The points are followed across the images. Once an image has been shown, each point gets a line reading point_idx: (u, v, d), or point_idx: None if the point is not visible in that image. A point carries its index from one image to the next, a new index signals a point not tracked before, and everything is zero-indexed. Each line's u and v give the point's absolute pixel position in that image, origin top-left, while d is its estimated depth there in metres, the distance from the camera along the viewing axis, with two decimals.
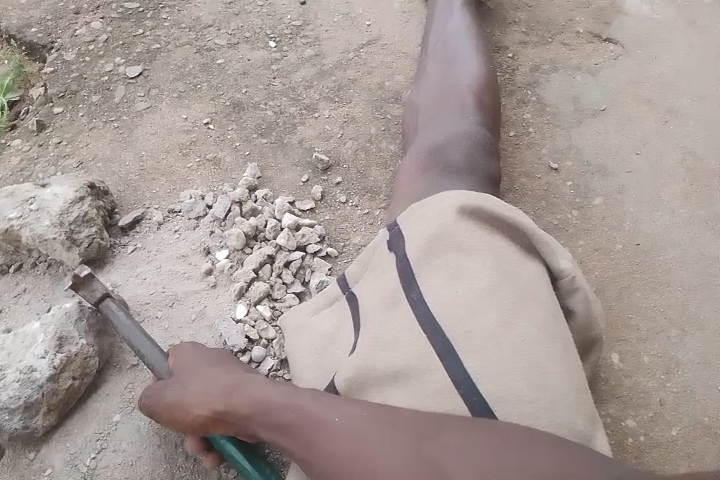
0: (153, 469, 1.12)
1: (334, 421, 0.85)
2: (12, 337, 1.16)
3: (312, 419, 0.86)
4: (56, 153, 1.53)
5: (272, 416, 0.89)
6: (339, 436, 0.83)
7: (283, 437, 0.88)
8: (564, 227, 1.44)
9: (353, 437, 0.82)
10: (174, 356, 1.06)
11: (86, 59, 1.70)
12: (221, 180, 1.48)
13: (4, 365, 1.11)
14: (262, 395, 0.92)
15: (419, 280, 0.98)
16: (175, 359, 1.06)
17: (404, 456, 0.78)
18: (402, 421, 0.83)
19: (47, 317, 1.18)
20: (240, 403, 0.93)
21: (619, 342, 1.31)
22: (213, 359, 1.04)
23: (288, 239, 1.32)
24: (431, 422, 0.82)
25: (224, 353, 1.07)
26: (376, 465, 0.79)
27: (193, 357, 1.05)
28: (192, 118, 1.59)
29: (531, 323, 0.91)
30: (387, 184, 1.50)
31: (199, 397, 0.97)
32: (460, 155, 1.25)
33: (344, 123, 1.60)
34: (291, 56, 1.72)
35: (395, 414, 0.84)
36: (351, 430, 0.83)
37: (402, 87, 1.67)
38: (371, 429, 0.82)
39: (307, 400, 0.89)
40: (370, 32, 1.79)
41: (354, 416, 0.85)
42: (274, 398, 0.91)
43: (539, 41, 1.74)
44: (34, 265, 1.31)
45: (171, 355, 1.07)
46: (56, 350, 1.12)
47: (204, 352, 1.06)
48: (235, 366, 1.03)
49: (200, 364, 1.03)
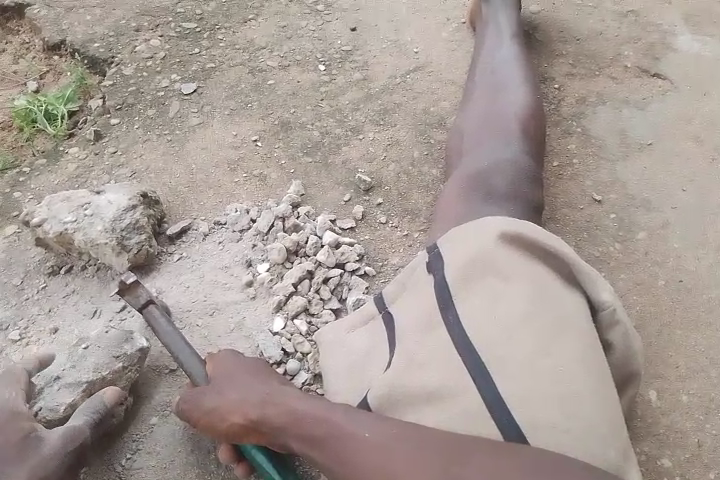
0: (184, 474, 1.14)
1: (366, 437, 0.86)
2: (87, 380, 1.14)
3: (344, 433, 0.87)
4: (111, 162, 1.60)
5: (305, 429, 0.91)
6: (371, 451, 0.84)
7: (315, 452, 0.89)
8: (605, 259, 1.43)
9: (385, 452, 0.83)
10: (211, 362, 1.09)
11: (144, 74, 1.78)
12: (266, 196, 1.52)
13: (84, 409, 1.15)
14: (297, 407, 0.94)
15: (457, 302, 0.99)
16: (213, 365, 1.08)
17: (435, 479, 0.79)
18: (433, 438, 0.83)
19: (115, 360, 1.16)
20: (275, 412, 0.95)
21: (657, 379, 1.28)
22: (249, 367, 1.06)
23: (328, 256, 1.34)
24: (464, 439, 0.82)
25: (260, 361, 1.09)
26: None
27: (229, 363, 1.07)
28: (241, 135, 1.64)
29: (567, 352, 0.91)
30: (428, 207, 1.51)
31: (234, 404, 0.99)
32: (503, 182, 1.26)
33: (388, 146, 1.62)
34: (339, 79, 1.77)
35: (426, 430, 0.85)
36: (382, 447, 0.84)
37: (447, 113, 1.69)
38: (404, 444, 0.83)
39: (340, 414, 0.90)
40: (417, 59, 1.82)
41: (384, 433, 0.86)
42: (308, 410, 0.92)
43: (587, 74, 1.75)
44: (83, 268, 1.36)
45: (208, 360, 1.10)
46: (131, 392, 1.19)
47: (240, 359, 1.08)
48: (271, 376, 1.05)
49: (236, 372, 1.05)
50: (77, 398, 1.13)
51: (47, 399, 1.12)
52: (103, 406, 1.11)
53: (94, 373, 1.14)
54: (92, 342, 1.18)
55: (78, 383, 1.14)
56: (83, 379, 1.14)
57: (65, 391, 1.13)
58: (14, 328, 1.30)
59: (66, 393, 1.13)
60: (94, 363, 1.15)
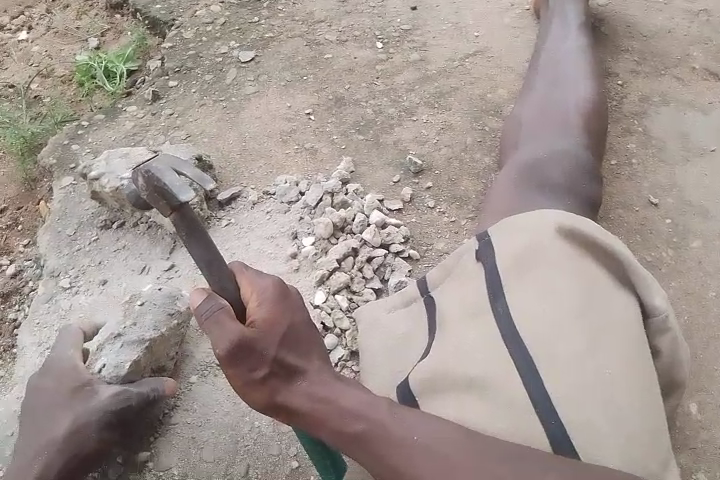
0: (220, 435, 1.17)
1: (413, 440, 0.83)
2: (141, 338, 1.15)
3: (389, 432, 0.84)
4: (166, 124, 1.62)
5: (348, 425, 0.85)
6: (419, 457, 0.81)
7: (356, 449, 0.85)
8: (656, 264, 1.40)
9: (433, 461, 0.81)
10: (253, 300, 0.87)
11: (203, 39, 1.79)
12: (315, 170, 1.52)
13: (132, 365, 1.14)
14: (341, 399, 0.87)
15: (507, 294, 0.98)
16: (255, 308, 0.86)
17: None
18: (482, 445, 0.81)
19: (163, 317, 1.19)
20: (316, 399, 0.87)
21: (699, 391, 1.26)
22: (293, 321, 0.88)
23: (373, 236, 1.35)
24: (519, 449, 0.81)
25: (303, 310, 0.90)
26: None
27: (268, 315, 0.86)
28: (295, 108, 1.65)
29: (617, 357, 0.90)
30: (478, 196, 1.50)
31: (274, 377, 0.86)
32: (561, 176, 1.24)
33: (441, 130, 1.61)
34: (397, 58, 1.75)
35: (473, 434, 0.83)
36: (432, 452, 0.81)
37: (504, 101, 1.66)
38: (454, 451, 0.81)
39: (385, 412, 0.86)
40: (477, 43, 1.79)
41: (436, 435, 0.83)
42: (350, 403, 0.87)
43: (652, 72, 1.69)
44: (134, 225, 1.40)
45: (247, 292, 0.87)
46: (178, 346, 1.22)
47: (284, 306, 0.88)
48: (312, 335, 0.91)
49: (281, 331, 0.86)
50: (131, 356, 1.14)
51: (108, 356, 1.14)
52: (159, 388, 1.12)
53: (153, 330, 1.16)
54: (150, 300, 1.20)
55: (139, 341, 1.15)
56: (144, 338, 1.15)
57: (127, 348, 1.14)
58: (65, 276, 1.35)
59: (128, 350, 1.14)
60: (152, 323, 1.17)
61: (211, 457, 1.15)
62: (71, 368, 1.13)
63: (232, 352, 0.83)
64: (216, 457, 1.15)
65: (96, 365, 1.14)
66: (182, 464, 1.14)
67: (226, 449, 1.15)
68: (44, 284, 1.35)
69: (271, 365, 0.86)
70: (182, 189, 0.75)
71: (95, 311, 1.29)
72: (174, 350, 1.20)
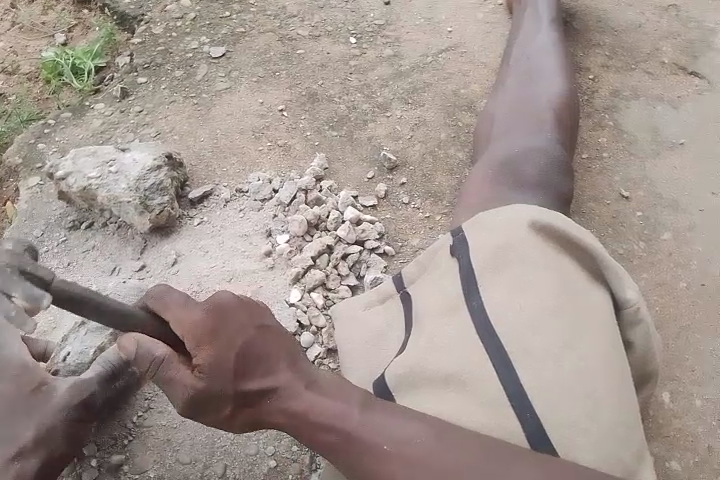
0: (195, 436, 1.15)
1: (386, 446, 0.83)
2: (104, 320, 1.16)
3: (364, 438, 0.85)
4: (136, 121, 1.59)
5: (324, 436, 0.86)
6: (396, 461, 0.82)
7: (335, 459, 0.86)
8: (629, 257, 1.42)
9: (406, 462, 0.82)
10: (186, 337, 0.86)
11: (173, 34, 1.76)
12: (289, 167, 1.51)
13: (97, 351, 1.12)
14: (314, 413, 0.87)
15: (482, 286, 0.98)
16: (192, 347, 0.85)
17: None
18: (452, 441, 0.82)
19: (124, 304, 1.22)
20: (288, 416, 0.88)
21: (671, 380, 1.28)
22: (240, 346, 0.87)
23: (348, 232, 1.34)
24: (489, 440, 0.82)
25: (248, 329, 0.88)
26: None
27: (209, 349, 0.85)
28: (268, 104, 1.63)
29: (590, 348, 0.91)
30: (452, 191, 1.50)
31: (243, 402, 0.87)
32: (534, 170, 1.24)
33: (415, 125, 1.60)
34: (370, 53, 1.74)
35: (443, 429, 0.84)
36: (408, 452, 0.82)
37: (477, 96, 1.67)
38: (426, 449, 0.82)
39: (356, 417, 0.86)
40: (450, 38, 1.79)
41: (411, 434, 0.83)
42: (321, 415, 0.87)
43: (622, 67, 1.71)
44: (104, 225, 1.37)
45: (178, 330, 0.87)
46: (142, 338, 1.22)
47: (223, 337, 0.86)
48: (270, 341, 0.90)
49: (231, 358, 0.85)
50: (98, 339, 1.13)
51: (74, 345, 1.12)
52: None
53: None
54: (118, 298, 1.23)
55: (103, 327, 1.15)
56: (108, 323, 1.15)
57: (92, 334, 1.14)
58: None
59: (93, 338, 1.13)
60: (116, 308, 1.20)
61: (187, 458, 1.13)
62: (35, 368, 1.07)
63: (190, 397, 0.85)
64: (192, 459, 1.13)
65: (61, 354, 1.11)
66: (157, 466, 1.12)
67: (201, 450, 1.14)
68: None
69: (235, 397, 0.86)
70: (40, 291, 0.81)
71: (63, 316, 1.24)
72: None
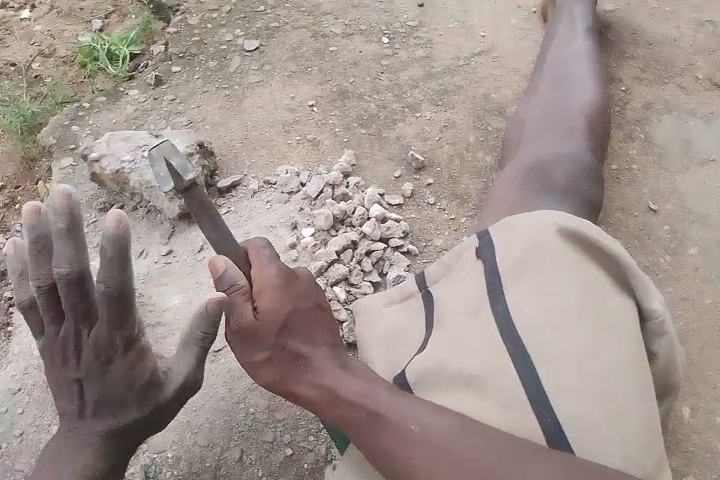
0: (213, 421, 1.16)
1: (411, 430, 0.83)
2: None
3: (389, 421, 0.84)
4: (169, 109, 1.62)
5: (349, 414, 0.87)
6: (417, 447, 0.82)
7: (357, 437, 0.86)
8: (654, 269, 1.41)
9: (427, 448, 0.82)
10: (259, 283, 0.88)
11: (208, 26, 1.79)
12: (317, 161, 1.52)
13: None
14: (344, 390, 0.88)
15: (506, 289, 0.98)
16: (260, 294, 0.88)
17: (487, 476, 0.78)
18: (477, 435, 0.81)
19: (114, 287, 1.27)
20: (319, 387, 0.89)
21: (692, 396, 1.28)
22: (297, 307, 0.90)
23: (373, 229, 1.35)
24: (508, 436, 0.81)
25: (308, 294, 0.92)
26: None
27: (276, 301, 0.88)
28: (298, 99, 1.64)
29: (614, 355, 0.91)
30: (479, 194, 1.50)
31: (279, 357, 0.89)
32: (563, 176, 1.24)
33: (444, 127, 1.61)
34: (402, 54, 1.75)
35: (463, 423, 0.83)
36: (430, 440, 0.82)
37: (508, 101, 1.67)
38: (447, 439, 0.81)
39: (383, 401, 0.86)
40: (483, 42, 1.79)
41: (434, 424, 0.83)
42: (351, 391, 0.88)
43: (655, 79, 1.71)
44: (134, 209, 1.39)
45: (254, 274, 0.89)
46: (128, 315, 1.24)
47: (289, 294, 0.89)
48: (321, 317, 0.93)
49: (286, 314, 0.88)
50: None
51: None
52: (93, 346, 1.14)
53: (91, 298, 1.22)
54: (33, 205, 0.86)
55: None
56: None
57: None
58: None
59: None
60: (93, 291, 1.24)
61: (205, 441, 1.14)
62: None
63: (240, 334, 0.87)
64: (209, 442, 1.14)
65: None
66: (176, 447, 1.14)
67: (219, 436, 1.15)
68: None
69: (273, 350, 0.89)
70: (165, 180, 0.83)
71: None
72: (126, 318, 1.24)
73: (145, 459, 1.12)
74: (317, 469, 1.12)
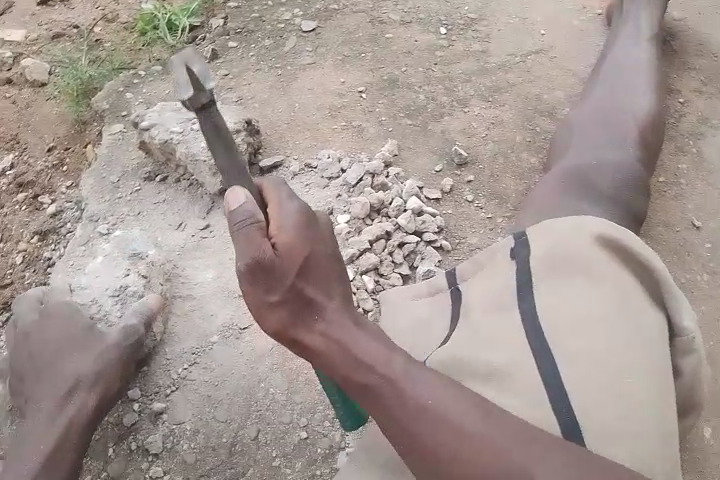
0: (233, 396, 1.19)
1: (428, 403, 0.76)
2: (111, 261, 1.28)
3: (410, 394, 0.77)
4: (220, 84, 1.64)
5: (365, 379, 0.78)
6: (439, 427, 0.75)
7: (367, 402, 0.79)
8: (691, 288, 1.37)
9: (450, 429, 0.74)
10: (277, 219, 0.77)
11: (268, 4, 1.80)
12: (360, 149, 1.52)
13: (98, 296, 1.24)
14: (361, 349, 0.80)
15: (535, 289, 0.98)
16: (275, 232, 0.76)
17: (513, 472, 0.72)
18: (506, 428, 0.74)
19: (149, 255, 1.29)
20: (332, 343, 0.80)
21: (715, 420, 1.24)
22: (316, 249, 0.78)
23: (408, 222, 1.35)
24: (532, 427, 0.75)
25: (330, 239, 0.82)
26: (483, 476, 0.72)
27: (297, 240, 0.77)
28: (348, 84, 1.64)
29: (638, 363, 0.88)
30: (519, 196, 1.47)
31: (289, 300, 0.77)
32: (606, 184, 1.21)
33: (491, 124, 1.58)
34: (458, 46, 1.73)
35: (483, 406, 0.77)
36: (455, 422, 0.74)
37: (560, 103, 1.63)
38: (469, 422, 0.74)
39: (405, 372, 0.79)
40: (541, 40, 1.75)
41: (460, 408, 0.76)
42: (368, 354, 0.79)
43: (717, 94, 1.63)
44: (177, 181, 1.43)
45: (272, 214, 0.79)
46: (161, 279, 1.27)
47: (309, 235, 0.78)
48: (337, 268, 0.82)
49: (304, 253, 0.77)
50: (105, 287, 1.25)
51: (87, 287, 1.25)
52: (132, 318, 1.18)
53: (127, 273, 1.26)
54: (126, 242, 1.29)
55: (109, 283, 1.25)
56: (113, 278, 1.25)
57: (98, 278, 1.26)
58: (103, 223, 1.39)
59: (99, 283, 1.25)
60: (127, 260, 1.28)
61: (222, 417, 1.18)
62: (63, 318, 1.20)
63: (252, 271, 0.74)
64: (227, 418, 1.18)
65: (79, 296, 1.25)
66: (194, 420, 1.18)
67: (236, 413, 1.18)
68: (82, 228, 1.39)
69: (285, 292, 0.76)
70: None
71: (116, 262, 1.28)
72: (160, 283, 1.27)
73: (164, 428, 1.17)
74: (330, 455, 1.14)
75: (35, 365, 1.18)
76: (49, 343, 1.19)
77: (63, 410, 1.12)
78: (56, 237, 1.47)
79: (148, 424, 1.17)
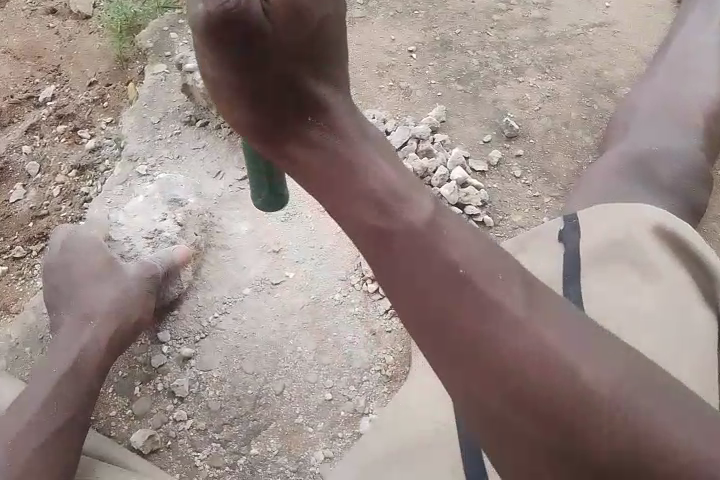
0: (261, 350, 1.19)
1: (447, 255, 0.69)
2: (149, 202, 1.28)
3: (428, 243, 0.71)
4: None
5: (380, 223, 0.74)
6: (457, 277, 0.68)
7: (376, 246, 0.74)
8: None
9: (468, 283, 0.67)
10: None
11: None
12: (406, 111, 1.47)
13: (134, 235, 1.26)
14: (367, 175, 0.78)
15: (582, 282, 0.93)
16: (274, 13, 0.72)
17: (533, 340, 0.63)
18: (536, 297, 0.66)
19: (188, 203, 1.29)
20: (330, 162, 0.80)
21: None
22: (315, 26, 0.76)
23: (451, 192, 1.31)
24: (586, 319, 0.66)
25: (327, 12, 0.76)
26: (496, 338, 0.64)
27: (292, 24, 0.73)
28: (399, 42, 1.57)
29: (684, 367, 0.84)
30: (568, 175, 1.41)
31: (280, 95, 0.79)
32: (667, 173, 1.15)
33: (545, 98, 1.51)
34: (516, 11, 1.64)
35: (533, 287, 0.68)
36: (476, 274, 0.67)
37: (620, 81, 1.54)
38: (493, 282, 0.67)
39: (428, 221, 0.72)
40: (605, 13, 1.65)
41: (485, 263, 0.69)
42: (383, 193, 0.75)
43: None
44: (218, 128, 1.39)
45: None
46: (199, 231, 1.27)
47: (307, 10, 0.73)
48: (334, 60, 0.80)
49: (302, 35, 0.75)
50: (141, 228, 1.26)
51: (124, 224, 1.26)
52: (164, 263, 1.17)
53: (165, 219, 1.26)
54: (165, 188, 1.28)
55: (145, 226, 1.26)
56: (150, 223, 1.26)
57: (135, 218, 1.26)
58: (142, 163, 1.37)
59: (136, 223, 1.26)
60: (166, 206, 1.28)
61: (249, 369, 1.17)
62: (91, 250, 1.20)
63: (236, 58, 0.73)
64: (254, 371, 1.17)
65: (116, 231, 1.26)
66: (222, 368, 1.17)
67: (264, 367, 1.18)
68: (120, 167, 1.37)
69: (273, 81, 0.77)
70: None
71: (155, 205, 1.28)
72: (198, 235, 1.26)
73: (190, 373, 1.17)
74: (354, 418, 1.13)
75: (58, 294, 1.18)
76: (74, 270, 1.19)
77: (82, 337, 1.12)
78: (94, 173, 1.46)
79: (175, 367, 1.17)
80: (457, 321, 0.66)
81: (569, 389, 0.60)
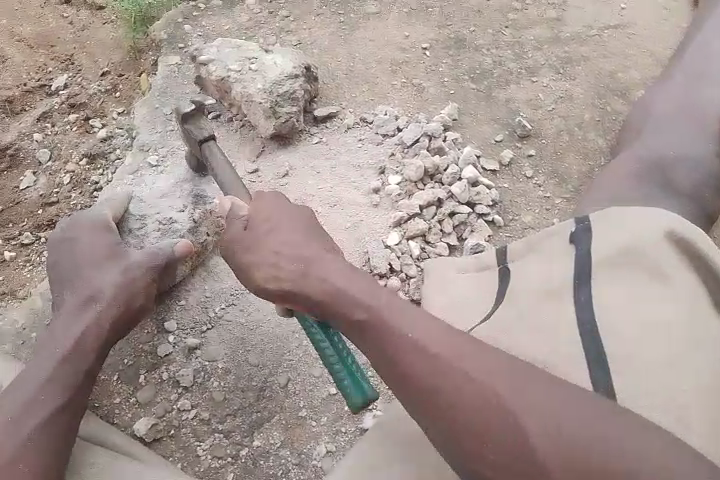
0: (267, 343, 1.19)
1: (395, 329, 0.78)
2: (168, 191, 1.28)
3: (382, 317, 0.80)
4: (281, 25, 1.58)
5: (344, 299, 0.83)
6: (409, 348, 0.76)
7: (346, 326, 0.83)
8: None
9: (417, 354, 0.76)
10: None
11: None
12: (418, 108, 1.46)
13: (146, 216, 1.25)
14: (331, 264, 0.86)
15: (594, 283, 0.92)
16: None
17: (477, 397, 0.72)
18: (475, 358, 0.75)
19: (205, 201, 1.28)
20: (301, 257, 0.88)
21: None
22: None
23: (462, 191, 1.30)
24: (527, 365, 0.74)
25: None
26: (448, 402, 0.73)
27: None
28: (412, 39, 1.57)
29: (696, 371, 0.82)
30: (580, 177, 1.41)
31: None
32: (680, 177, 1.14)
33: (559, 99, 1.50)
34: (531, 11, 1.64)
35: (475, 344, 0.76)
36: (424, 343, 0.76)
37: (634, 84, 1.53)
38: (435, 345, 0.76)
39: (381, 299, 0.82)
40: (621, 15, 1.64)
41: (429, 333, 0.77)
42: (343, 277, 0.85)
43: None
44: (229, 120, 1.41)
45: None
46: (211, 234, 1.26)
47: None
48: None
49: None
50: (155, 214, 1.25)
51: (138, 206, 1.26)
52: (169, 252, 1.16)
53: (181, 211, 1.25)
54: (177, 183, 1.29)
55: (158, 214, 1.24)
56: (164, 212, 1.25)
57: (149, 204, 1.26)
58: (154, 153, 1.37)
59: (150, 209, 1.26)
60: (182, 201, 1.27)
61: (254, 361, 1.18)
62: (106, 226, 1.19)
63: None
64: (259, 362, 1.17)
65: (131, 209, 1.26)
66: (227, 359, 1.18)
67: (269, 359, 1.18)
68: (132, 155, 1.38)
69: None
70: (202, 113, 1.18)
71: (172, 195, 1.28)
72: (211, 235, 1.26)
73: (196, 364, 1.17)
74: (357, 414, 1.13)
75: (69, 268, 1.16)
76: (84, 243, 1.18)
77: (79, 322, 1.10)
78: (103, 163, 1.47)
79: (181, 357, 1.18)
80: (415, 386, 0.75)
81: (512, 436, 0.69)
